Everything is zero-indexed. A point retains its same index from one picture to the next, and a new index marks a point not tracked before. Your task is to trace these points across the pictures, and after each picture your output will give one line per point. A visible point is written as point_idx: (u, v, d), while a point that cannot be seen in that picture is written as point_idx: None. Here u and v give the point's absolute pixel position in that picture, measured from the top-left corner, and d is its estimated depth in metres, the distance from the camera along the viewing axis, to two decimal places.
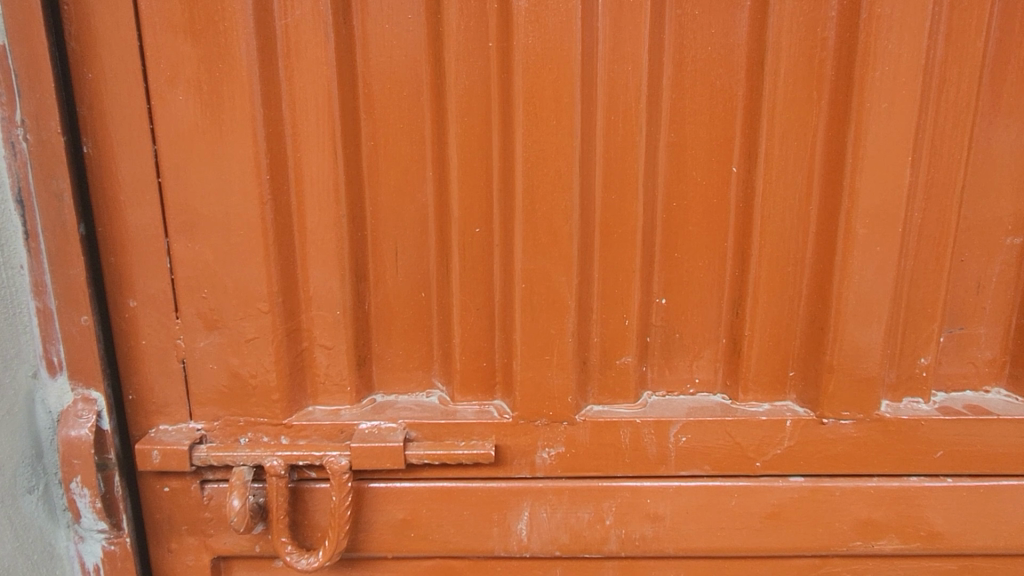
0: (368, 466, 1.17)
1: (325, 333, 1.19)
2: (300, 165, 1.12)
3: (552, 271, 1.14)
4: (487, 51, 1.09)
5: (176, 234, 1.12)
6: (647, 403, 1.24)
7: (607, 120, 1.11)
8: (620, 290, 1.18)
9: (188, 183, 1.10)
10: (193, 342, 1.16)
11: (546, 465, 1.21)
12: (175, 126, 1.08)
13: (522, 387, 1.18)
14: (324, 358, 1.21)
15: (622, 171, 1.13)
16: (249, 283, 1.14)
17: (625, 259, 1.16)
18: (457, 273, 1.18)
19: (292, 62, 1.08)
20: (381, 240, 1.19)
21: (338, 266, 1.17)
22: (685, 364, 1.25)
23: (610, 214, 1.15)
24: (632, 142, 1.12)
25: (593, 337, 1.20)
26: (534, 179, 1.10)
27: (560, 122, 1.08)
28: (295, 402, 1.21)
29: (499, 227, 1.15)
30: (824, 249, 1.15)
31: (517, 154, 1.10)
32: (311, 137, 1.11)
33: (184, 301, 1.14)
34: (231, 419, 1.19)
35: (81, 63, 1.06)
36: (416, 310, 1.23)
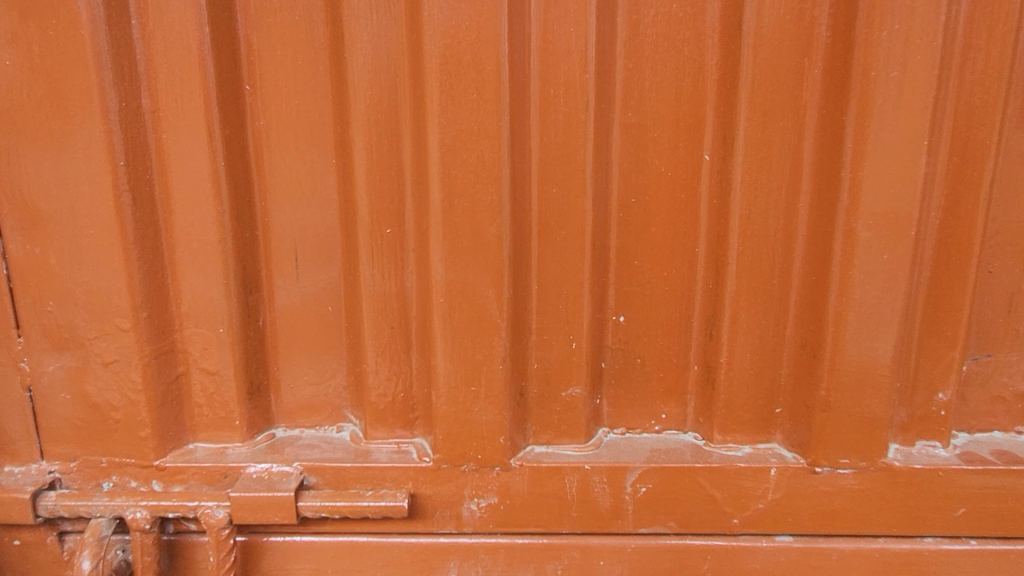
0: (252, 520, 0.96)
1: (206, 355, 0.98)
2: (165, 150, 0.91)
3: (478, 282, 0.92)
4: (393, 7, 0.88)
5: (13, 233, 0.91)
6: (601, 444, 1.02)
7: (543, 94, 0.89)
8: (565, 305, 0.96)
9: (24, 170, 0.89)
10: (39, 365, 0.95)
11: (475, 519, 0.99)
12: (5, 99, 0.87)
13: (444, 425, 0.96)
14: (206, 385, 0.99)
15: (565, 158, 0.91)
16: (104, 295, 0.93)
17: (571, 268, 0.94)
18: (365, 284, 0.96)
19: (151, 21, 0.87)
20: (276, 243, 0.98)
21: (219, 274, 0.95)
22: (647, 395, 1.03)
23: (551, 212, 0.93)
24: (576, 123, 0.90)
25: (532, 363, 0.98)
26: (452, 167, 0.88)
27: (482, 96, 0.86)
28: (171, 438, 1.00)
29: (414, 227, 0.94)
30: (817, 258, 0.92)
31: (430, 136, 0.88)
32: (178, 114, 0.90)
33: (27, 315, 0.94)
34: (91, 459, 0.98)
35: None
36: (322, 327, 1.02)
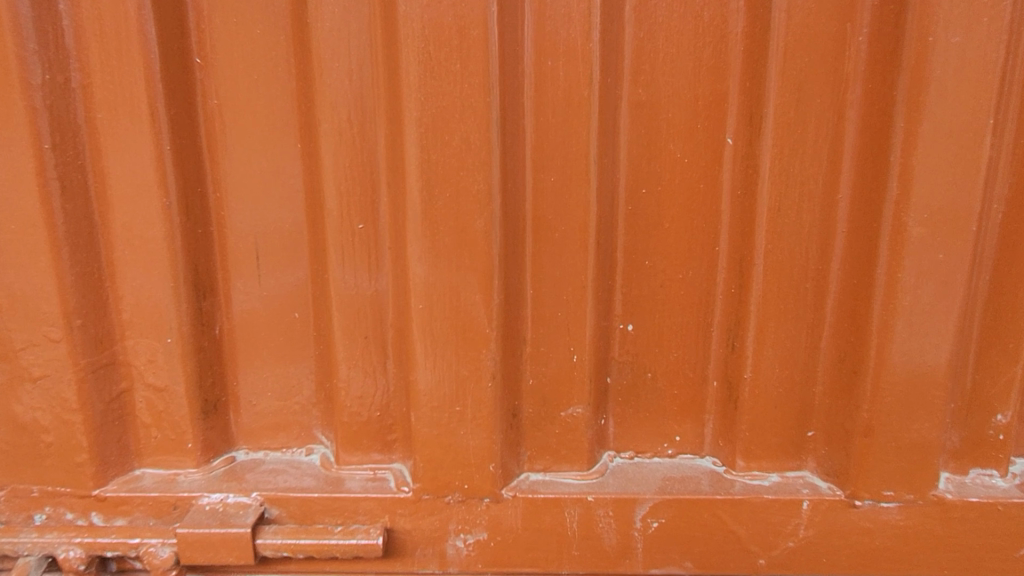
0: (203, 560, 0.83)
1: (152, 369, 0.86)
2: (100, 133, 0.79)
3: (463, 286, 0.79)
4: None
5: None
6: (607, 471, 0.89)
7: (539, 67, 0.77)
8: (564, 313, 0.83)
9: None
10: None
11: (461, 557, 0.87)
12: None
13: (425, 450, 0.84)
14: (153, 403, 0.87)
15: (564, 141, 0.78)
16: (31, 300, 0.80)
17: (571, 270, 0.82)
18: (336, 287, 0.84)
19: None
20: (234, 239, 0.86)
21: (167, 275, 0.83)
22: (660, 415, 0.90)
23: (549, 205, 0.80)
24: (576, 100, 0.77)
25: (526, 379, 0.85)
26: (432, 152, 0.75)
27: (466, 68, 0.73)
28: (114, 464, 0.87)
29: (391, 223, 0.81)
30: (860, 258, 0.79)
31: (407, 115, 0.75)
32: (114, 91, 0.78)
33: None
34: (21, 488, 0.86)
35: None
36: (288, 337, 0.89)
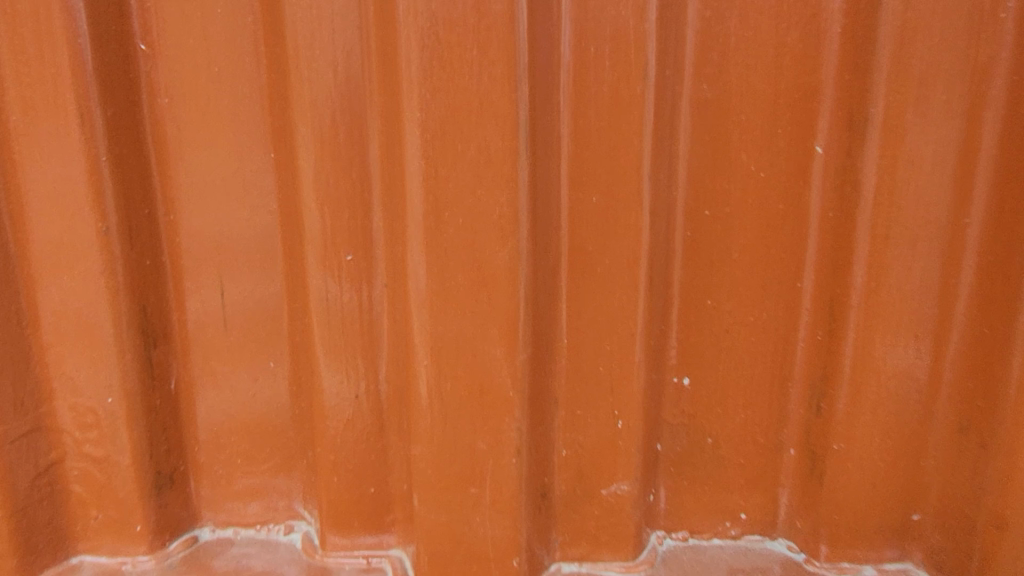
0: None
1: (91, 435, 0.69)
2: (20, 143, 0.62)
3: (480, 339, 0.61)
4: None
5: None
6: (658, 560, 0.71)
7: (579, 55, 0.59)
8: (607, 367, 0.66)
9: None
10: None
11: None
12: None
13: (430, 542, 0.66)
14: (93, 477, 0.70)
15: (612, 153, 0.61)
16: None
17: (617, 315, 0.65)
18: (319, 334, 0.67)
19: None
20: (194, 272, 0.69)
21: (106, 320, 0.66)
22: (722, 489, 0.72)
23: (588, 232, 0.63)
24: (625, 99, 0.60)
25: (558, 448, 0.68)
26: (439, 166, 0.57)
27: (484, 54, 0.55)
28: (44, 552, 0.70)
29: (388, 255, 0.64)
30: (990, 304, 0.61)
31: (405, 118, 0.57)
32: (35, 87, 0.61)
33: None
34: None
35: None
36: (261, 391, 0.72)
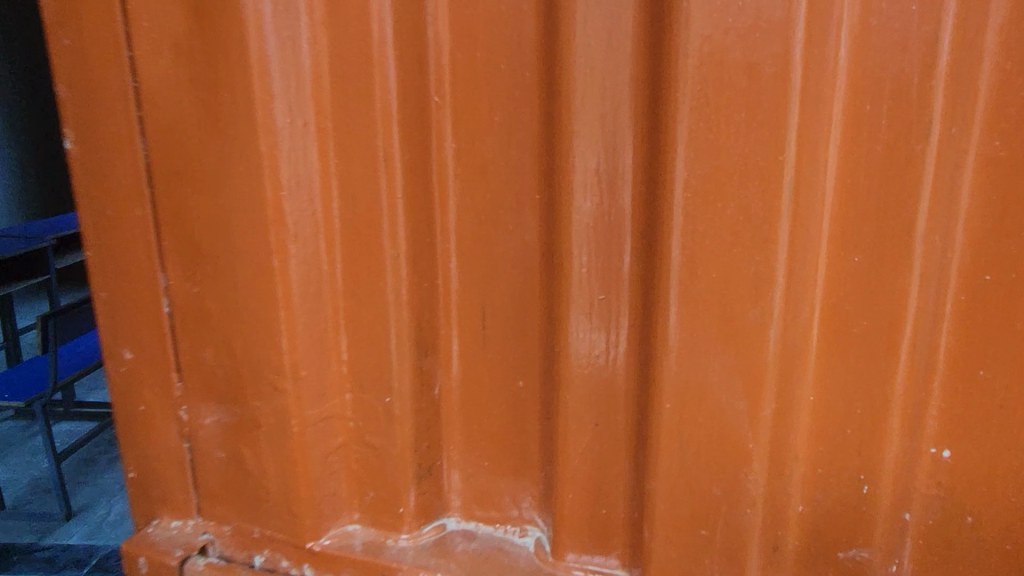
0: None
1: (370, 423, 0.80)
2: (339, 176, 0.74)
3: (726, 389, 0.65)
4: None
5: (172, 265, 0.79)
6: None
7: (855, 114, 0.58)
8: (857, 431, 0.65)
9: (183, 199, 0.76)
10: (197, 417, 0.84)
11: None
12: (167, 114, 0.74)
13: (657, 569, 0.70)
14: (367, 460, 0.82)
15: (883, 215, 0.60)
16: (263, 348, 0.78)
17: (873, 373, 0.64)
18: (568, 367, 0.71)
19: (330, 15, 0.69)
20: (460, 297, 0.77)
21: (387, 334, 0.77)
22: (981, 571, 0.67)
23: (848, 291, 0.62)
24: (903, 159, 0.59)
25: (795, 504, 0.67)
26: (699, 222, 0.62)
27: (752, 119, 0.58)
28: (328, 516, 0.84)
29: (637, 295, 0.68)
30: None
31: (671, 179, 0.62)
32: (353, 131, 0.72)
33: (186, 362, 0.83)
34: (244, 528, 0.86)
35: (63, 29, 0.76)
36: (511, 406, 0.79)
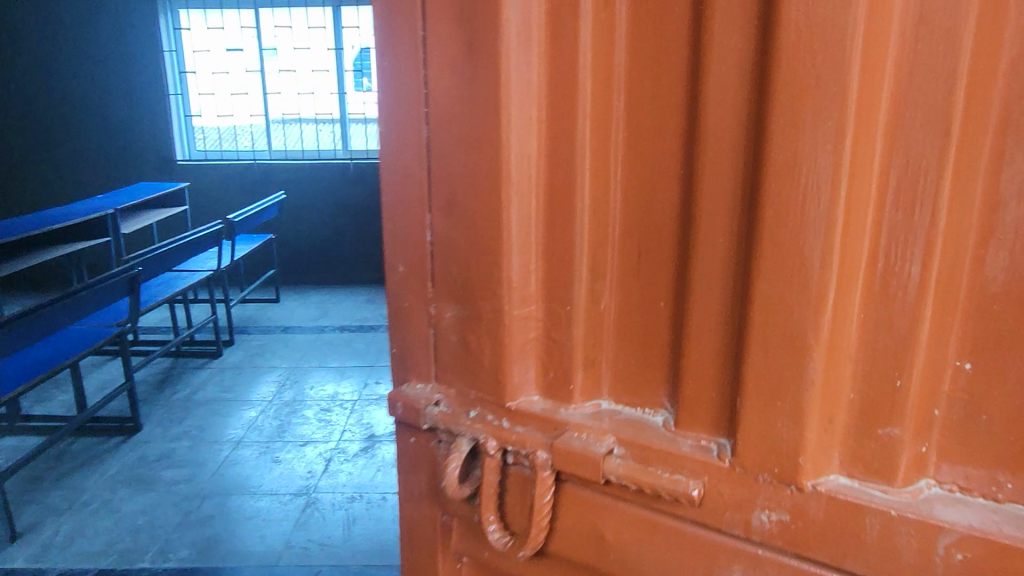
0: (567, 468, 1.11)
1: (558, 325, 1.16)
2: (548, 151, 1.10)
3: (796, 301, 0.90)
4: (750, 18, 0.88)
5: (438, 207, 1.21)
6: (922, 498, 0.90)
7: (903, 105, 0.82)
8: (895, 339, 0.88)
9: (449, 162, 1.16)
10: (441, 312, 1.27)
11: (763, 527, 0.97)
12: (444, 108, 1.15)
13: (745, 432, 0.97)
14: (553, 349, 1.18)
15: (918, 178, 0.83)
16: (490, 263, 1.17)
17: (909, 296, 0.86)
18: (694, 285, 1.00)
19: (551, 44, 1.06)
20: (621, 237, 1.09)
21: (569, 259, 1.12)
22: (994, 457, 0.87)
23: (887, 226, 0.86)
24: (935, 137, 0.81)
25: (846, 391, 0.92)
26: (783, 179, 0.87)
27: (819, 108, 0.83)
28: (521, 386, 1.21)
29: (739, 233, 0.95)
30: None
31: (768, 150, 0.87)
32: (560, 120, 1.08)
33: (439, 274, 1.24)
34: (467, 391, 1.26)
35: (386, 52, 1.20)
36: (654, 320, 1.09)
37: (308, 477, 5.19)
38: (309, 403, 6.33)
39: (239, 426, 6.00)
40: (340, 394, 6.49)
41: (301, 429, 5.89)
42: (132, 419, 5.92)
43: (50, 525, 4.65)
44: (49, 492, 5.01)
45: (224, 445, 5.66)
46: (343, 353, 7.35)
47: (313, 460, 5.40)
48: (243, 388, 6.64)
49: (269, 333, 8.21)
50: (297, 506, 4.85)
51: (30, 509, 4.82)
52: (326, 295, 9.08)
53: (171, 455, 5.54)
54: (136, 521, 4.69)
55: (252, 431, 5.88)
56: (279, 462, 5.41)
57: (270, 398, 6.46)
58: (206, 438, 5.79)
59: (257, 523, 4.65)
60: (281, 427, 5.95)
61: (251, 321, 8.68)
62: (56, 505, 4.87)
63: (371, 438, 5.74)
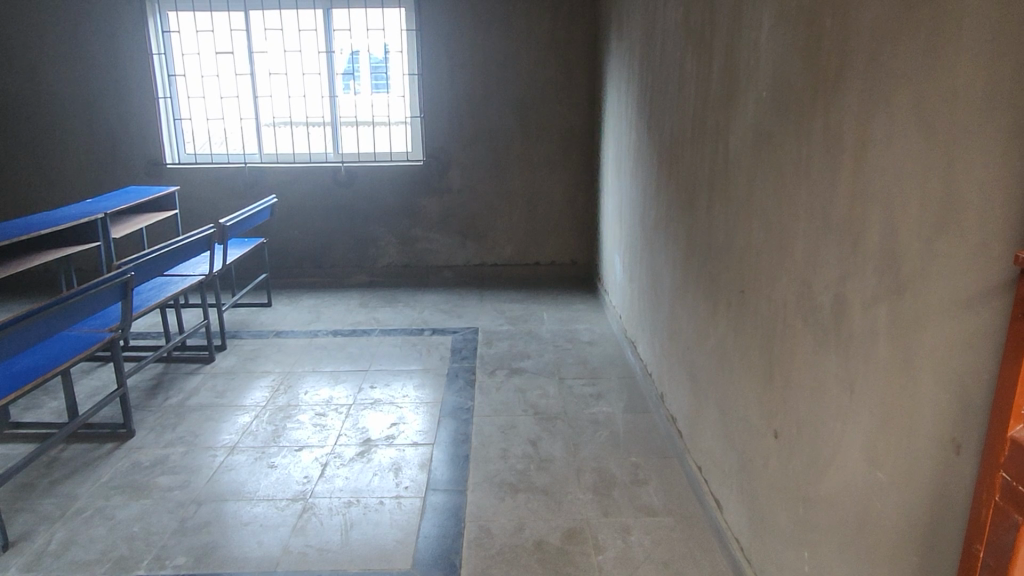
0: (829, 300, 2.42)
1: (834, 256, 2.38)
2: (852, 175, 2.24)
3: (877, 273, 2.09)
4: (901, 152, 1.95)
5: (820, 179, 2.47)
6: (875, 352, 2.12)
7: (905, 209, 1.94)
8: (887, 302, 2.04)
9: (828, 164, 2.41)
10: (804, 235, 2.64)
11: (865, 362, 2.18)
12: (829, 136, 2.40)
13: (862, 318, 2.19)
14: (826, 260, 2.44)
15: (907, 239, 1.93)
16: (820, 208, 2.46)
17: (893, 280, 2.01)
18: (857, 253, 2.22)
19: (860, 128, 2.18)
20: (850, 219, 2.27)
21: (833, 220, 2.38)
22: (894, 356, 2.02)
23: (897, 269, 1.99)
24: (910, 223, 1.91)
25: (874, 317, 2.12)
26: (888, 217, 2.02)
27: (895, 199, 1.98)
28: (820, 272, 2.50)
29: (877, 239, 2.09)
30: (956, 336, 1.74)
31: (886, 211, 2.04)
32: (855, 159, 2.22)
33: (807, 210, 2.60)
34: (797, 268, 2.71)
35: (830, 96, 2.40)
36: (852, 273, 2.26)
37: (305, 481, 4.42)
38: (303, 408, 5.46)
39: (232, 431, 5.13)
40: (334, 398, 5.63)
41: (296, 434, 5.04)
42: (126, 426, 5.06)
43: (45, 533, 3.91)
44: (41, 500, 4.24)
45: (216, 452, 4.81)
46: (341, 356, 6.48)
47: (310, 466, 4.61)
48: (235, 394, 5.73)
49: (258, 339, 6.96)
50: (295, 511, 4.11)
51: (22, 518, 4.06)
52: (319, 301, 7.84)
53: (164, 462, 4.69)
54: (253, 512, 4.10)
55: (246, 436, 5.03)
56: (276, 466, 4.61)
57: (263, 403, 5.57)
58: (202, 444, 4.93)
59: (252, 528, 3.94)
60: (275, 432, 5.08)
61: (239, 327, 7.23)
62: (47, 513, 4.11)
63: (370, 442, 4.91)
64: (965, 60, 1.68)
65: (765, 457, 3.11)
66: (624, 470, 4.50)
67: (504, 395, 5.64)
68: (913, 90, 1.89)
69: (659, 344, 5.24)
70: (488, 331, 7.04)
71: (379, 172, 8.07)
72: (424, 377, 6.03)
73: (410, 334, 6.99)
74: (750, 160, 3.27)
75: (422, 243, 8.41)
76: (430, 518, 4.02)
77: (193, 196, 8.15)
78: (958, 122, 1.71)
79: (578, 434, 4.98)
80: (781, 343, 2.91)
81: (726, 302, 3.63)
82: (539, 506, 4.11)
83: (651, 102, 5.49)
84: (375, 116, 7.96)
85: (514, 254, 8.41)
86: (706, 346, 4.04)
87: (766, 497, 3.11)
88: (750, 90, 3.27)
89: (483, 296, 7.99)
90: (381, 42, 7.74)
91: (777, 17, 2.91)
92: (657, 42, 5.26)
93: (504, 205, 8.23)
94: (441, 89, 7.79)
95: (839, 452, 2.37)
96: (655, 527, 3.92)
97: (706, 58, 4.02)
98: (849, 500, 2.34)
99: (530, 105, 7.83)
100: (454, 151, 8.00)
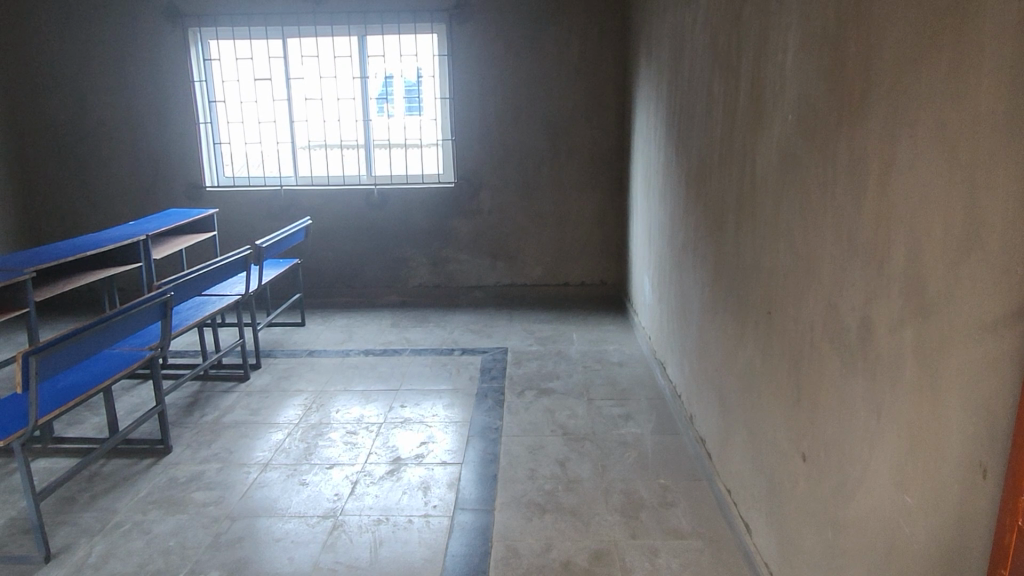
0: (862, 322, 2.61)
1: (864, 283, 2.58)
2: (880, 203, 2.45)
3: (906, 297, 2.27)
4: (925, 185, 2.14)
5: (852, 207, 2.68)
6: (903, 373, 2.29)
7: (931, 235, 2.11)
8: (915, 325, 2.21)
9: (858, 191, 2.62)
10: (835, 263, 2.85)
11: (895, 382, 2.35)
12: (859, 167, 2.62)
13: (891, 338, 2.37)
14: (858, 286, 2.64)
15: (933, 265, 2.10)
16: (853, 238, 2.67)
17: (920, 305, 2.18)
18: (885, 279, 2.41)
19: (887, 159, 2.39)
20: (879, 245, 2.47)
21: (864, 246, 2.58)
22: (921, 373, 2.18)
23: (923, 294, 2.16)
24: (936, 252, 2.09)
25: (903, 339, 2.29)
26: (916, 245, 2.20)
27: (921, 229, 2.17)
28: (851, 296, 2.70)
29: (905, 265, 2.27)
30: (976, 357, 1.90)
31: (912, 239, 2.22)
32: (883, 187, 2.42)
33: (838, 236, 2.81)
34: (829, 291, 2.92)
35: (860, 129, 2.62)
36: (881, 298, 2.45)
37: (336, 499, 5.01)
38: (335, 426, 6.14)
39: (266, 448, 5.81)
40: (365, 416, 6.31)
41: (328, 452, 5.70)
42: (162, 442, 5.77)
43: (85, 546, 4.51)
44: (81, 514, 4.88)
45: (250, 469, 5.46)
46: (370, 374, 7.20)
47: (340, 484, 5.22)
48: (269, 412, 6.45)
49: (292, 357, 7.71)
50: (324, 528, 4.67)
51: (65, 530, 4.69)
52: (352, 321, 8.57)
53: (200, 478, 5.35)
54: (285, 528, 4.67)
55: (279, 453, 5.71)
56: (306, 484, 5.23)
57: (296, 421, 6.26)
58: (236, 460, 5.60)
59: (285, 544, 4.50)
60: (308, 449, 5.75)
61: (274, 345, 7.99)
62: (87, 526, 4.73)
63: (399, 461, 5.53)
64: (981, 103, 1.86)
65: (793, 476, 3.44)
66: (653, 493, 4.99)
67: (533, 415, 6.25)
68: (934, 130, 2.09)
69: (693, 367, 5.69)
70: (517, 351, 7.67)
71: (411, 196, 8.80)
72: (453, 397, 6.68)
73: (440, 354, 7.67)
74: (778, 180, 3.60)
75: (453, 264, 9.11)
76: (458, 536, 4.53)
77: (232, 220, 8.96)
78: (976, 154, 1.89)
79: (607, 456, 5.52)
80: (810, 371, 3.18)
81: (756, 323, 4.01)
82: (565, 527, 4.60)
83: (678, 127, 6.10)
84: (407, 139, 8.67)
85: (545, 274, 9.08)
86: (736, 368, 4.47)
87: (794, 524, 3.44)
88: (779, 117, 3.57)
89: (513, 315, 8.67)
90: (414, 66, 8.48)
91: (807, 52, 3.18)
92: (686, 65, 5.84)
93: (534, 227, 8.90)
94: (471, 114, 8.52)
95: (868, 475, 2.56)
96: (682, 550, 4.34)
97: (731, 80, 4.56)
98: (876, 523, 2.53)
99: (562, 128, 8.50)
100: (485, 173, 8.71)
